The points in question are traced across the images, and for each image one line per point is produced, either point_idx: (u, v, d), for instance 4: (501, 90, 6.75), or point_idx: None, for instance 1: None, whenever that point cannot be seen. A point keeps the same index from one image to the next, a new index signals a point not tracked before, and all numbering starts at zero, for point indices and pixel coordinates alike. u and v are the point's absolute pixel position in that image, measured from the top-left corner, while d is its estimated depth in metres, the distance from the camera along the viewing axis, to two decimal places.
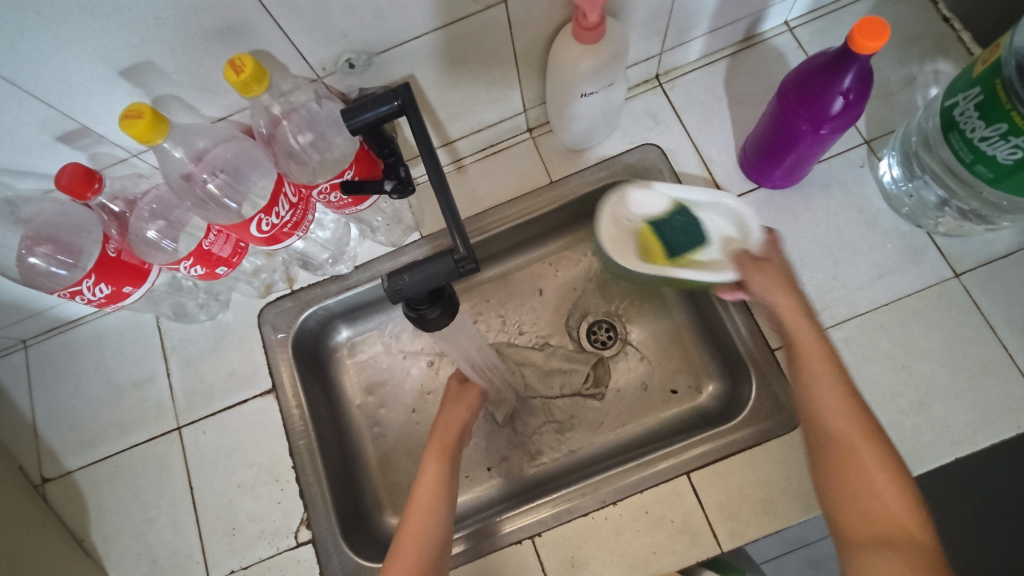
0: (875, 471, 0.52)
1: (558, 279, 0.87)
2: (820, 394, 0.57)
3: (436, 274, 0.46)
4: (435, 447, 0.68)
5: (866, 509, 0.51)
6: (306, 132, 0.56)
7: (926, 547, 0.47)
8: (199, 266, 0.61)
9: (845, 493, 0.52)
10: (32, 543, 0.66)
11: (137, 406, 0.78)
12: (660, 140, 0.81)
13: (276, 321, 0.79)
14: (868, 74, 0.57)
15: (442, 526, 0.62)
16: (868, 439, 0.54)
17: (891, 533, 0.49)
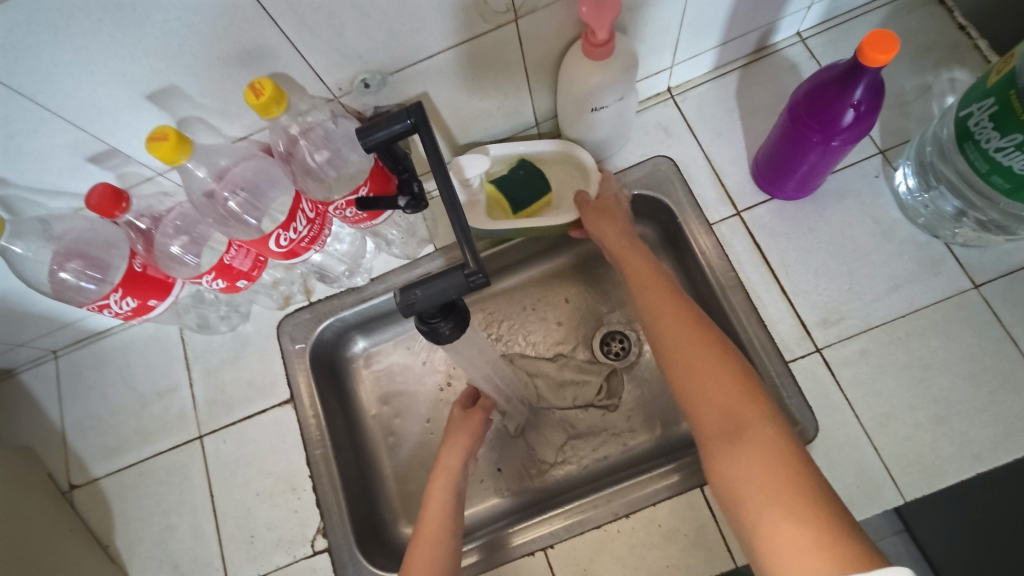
0: (711, 366, 0.54)
1: (571, 290, 0.88)
2: (668, 314, 0.60)
3: (446, 289, 0.47)
4: (440, 480, 0.69)
5: (707, 406, 0.52)
6: (322, 150, 0.58)
7: (763, 428, 0.49)
8: (221, 279, 0.63)
9: (692, 395, 0.53)
10: (59, 548, 0.68)
11: (161, 415, 0.81)
12: (671, 152, 0.81)
13: (293, 333, 0.81)
14: (879, 86, 0.57)
15: (450, 554, 0.62)
16: (699, 340, 0.56)
17: (736, 421, 0.50)
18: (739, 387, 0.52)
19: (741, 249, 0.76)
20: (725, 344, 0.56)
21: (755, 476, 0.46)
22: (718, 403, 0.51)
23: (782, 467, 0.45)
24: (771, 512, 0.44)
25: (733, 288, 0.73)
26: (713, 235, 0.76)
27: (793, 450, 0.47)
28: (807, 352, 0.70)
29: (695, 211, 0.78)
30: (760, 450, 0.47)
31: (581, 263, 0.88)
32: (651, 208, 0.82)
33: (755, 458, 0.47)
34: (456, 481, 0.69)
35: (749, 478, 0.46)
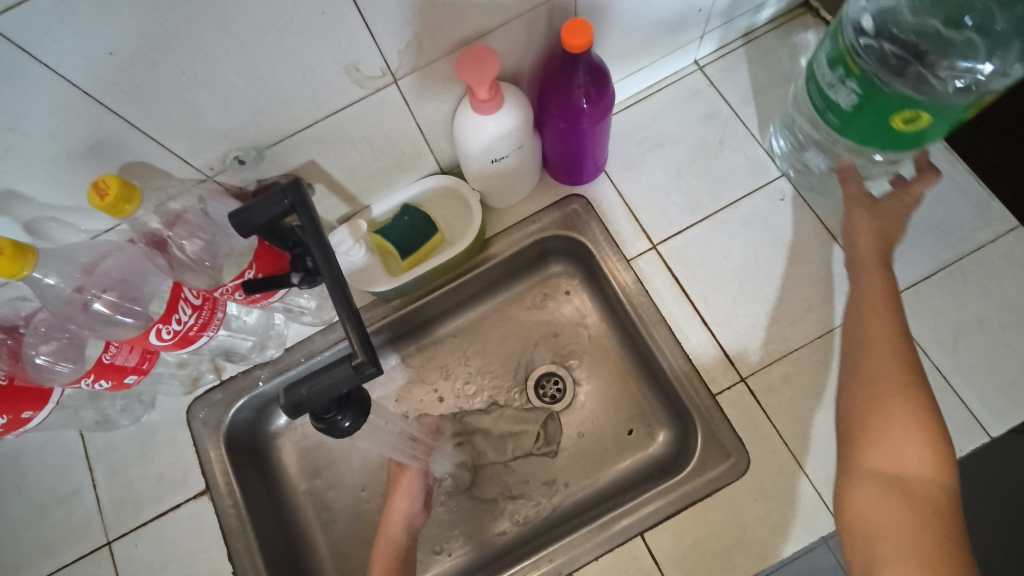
0: (908, 414, 0.50)
1: (502, 335, 0.85)
2: (873, 324, 0.57)
3: (335, 383, 0.44)
4: (382, 548, 0.70)
5: (883, 454, 0.49)
6: (195, 238, 0.54)
7: (932, 498, 0.46)
8: (105, 379, 0.58)
9: (865, 431, 0.51)
10: None
11: (62, 524, 0.73)
12: (583, 190, 0.80)
13: (206, 417, 0.76)
14: (599, 70, 0.62)
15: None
16: (896, 380, 0.52)
17: (907, 477, 0.48)
18: (926, 456, 0.48)
19: (662, 283, 0.75)
20: (932, 400, 0.51)
21: (905, 534, 0.45)
22: (892, 461, 0.49)
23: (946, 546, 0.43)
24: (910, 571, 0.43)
25: (656, 323, 0.74)
26: (632, 270, 0.76)
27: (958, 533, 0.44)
28: (733, 383, 0.70)
29: (612, 248, 0.77)
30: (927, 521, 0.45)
31: (507, 306, 0.86)
32: (570, 247, 0.82)
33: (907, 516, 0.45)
34: (402, 546, 0.71)
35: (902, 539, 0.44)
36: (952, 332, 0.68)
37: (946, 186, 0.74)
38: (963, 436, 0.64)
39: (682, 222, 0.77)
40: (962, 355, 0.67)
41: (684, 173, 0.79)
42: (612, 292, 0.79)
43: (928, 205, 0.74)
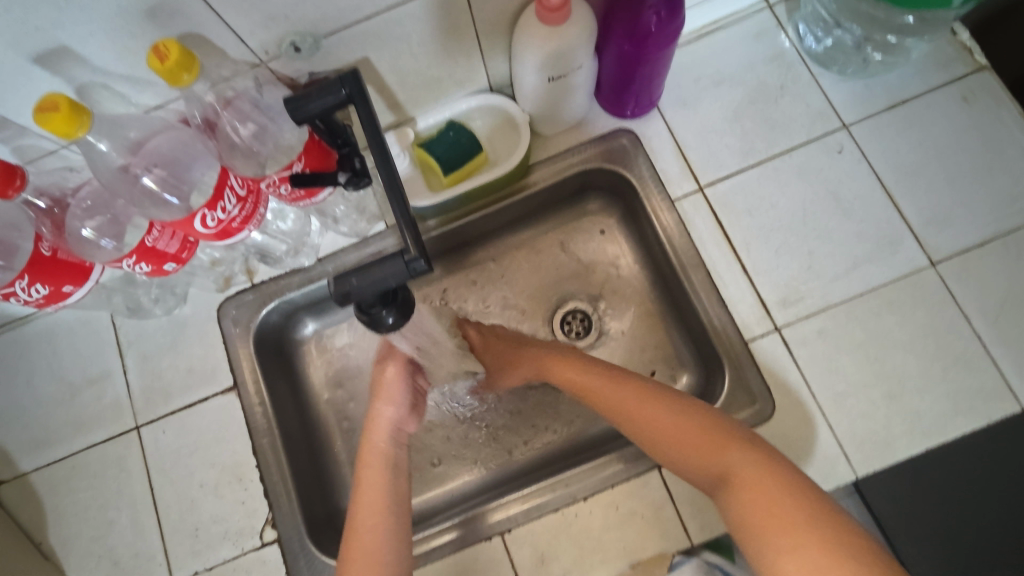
0: (644, 398, 0.58)
1: (530, 267, 0.85)
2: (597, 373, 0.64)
3: (385, 277, 0.44)
4: (373, 461, 0.61)
5: (690, 452, 0.53)
6: (248, 123, 0.53)
7: (747, 466, 0.48)
8: (144, 262, 0.58)
9: (682, 454, 0.53)
10: None
11: (93, 404, 0.75)
12: (632, 124, 0.78)
13: (237, 316, 0.76)
14: None
15: (399, 533, 0.57)
16: (619, 376, 0.62)
17: (722, 465, 0.50)
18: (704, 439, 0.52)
19: (705, 227, 0.74)
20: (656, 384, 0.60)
21: (757, 510, 0.45)
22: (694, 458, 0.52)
23: (796, 507, 0.44)
24: (784, 544, 0.43)
25: (695, 266, 0.73)
26: (675, 211, 0.74)
27: (789, 477, 0.46)
28: (766, 333, 0.69)
29: (657, 186, 0.75)
30: (766, 485, 0.46)
31: (537, 238, 0.85)
32: (612, 183, 0.80)
33: (770, 494, 0.46)
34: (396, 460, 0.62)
35: (768, 515, 0.44)
36: (998, 302, 0.67)
37: (1014, 153, 0.71)
38: (993, 406, 0.64)
39: (732, 166, 0.75)
40: (1005, 326, 0.66)
41: (740, 116, 0.76)
42: (653, 234, 0.77)
43: (991, 171, 0.71)
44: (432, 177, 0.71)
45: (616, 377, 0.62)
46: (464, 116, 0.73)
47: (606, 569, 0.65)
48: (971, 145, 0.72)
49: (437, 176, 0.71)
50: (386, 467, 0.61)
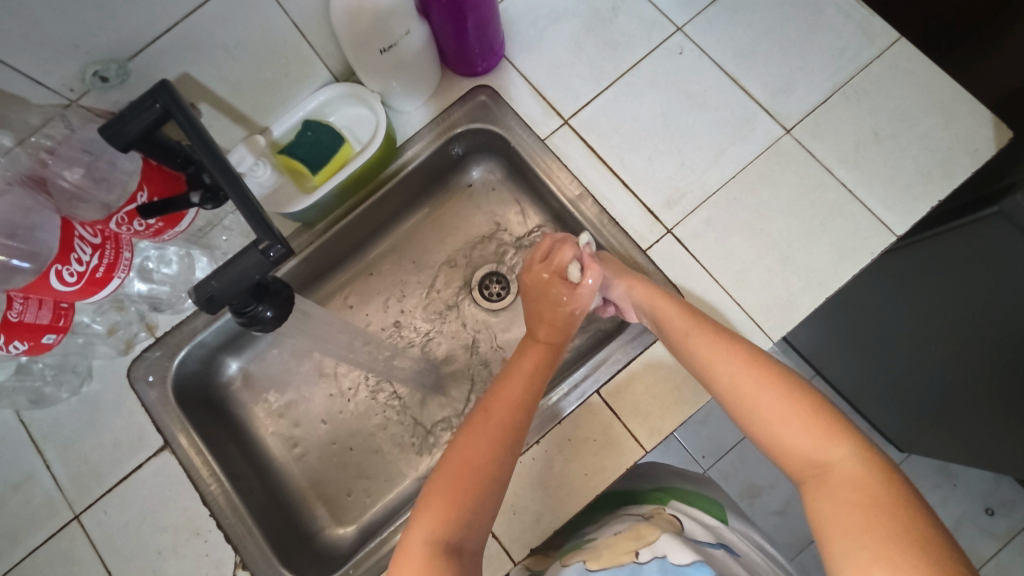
0: (771, 373, 0.56)
1: (437, 245, 0.86)
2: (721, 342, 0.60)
3: (245, 271, 0.44)
4: (534, 352, 0.66)
5: (791, 438, 0.53)
6: (76, 167, 0.54)
7: (848, 466, 0.49)
8: (19, 340, 0.55)
9: (777, 441, 0.54)
10: None
11: (22, 509, 0.71)
12: (485, 80, 0.79)
13: (149, 375, 0.74)
14: None
15: (525, 422, 0.60)
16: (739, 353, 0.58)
17: (824, 464, 0.50)
18: (817, 436, 0.52)
19: (578, 155, 0.76)
20: (782, 366, 0.57)
21: (843, 516, 0.47)
22: (801, 449, 0.52)
23: (892, 516, 0.45)
24: (858, 537, 0.45)
25: (580, 196, 0.75)
26: (548, 149, 0.77)
27: (904, 496, 0.46)
28: (659, 237, 0.72)
29: (525, 132, 0.77)
30: (864, 497, 0.47)
31: (436, 217, 0.87)
32: (487, 141, 0.81)
33: (864, 499, 0.47)
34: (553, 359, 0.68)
35: (857, 521, 0.46)
36: (852, 148, 0.72)
37: (831, 11, 0.76)
38: (873, 241, 0.69)
39: (588, 93, 0.78)
40: (864, 167, 0.71)
41: (582, 45, 0.79)
42: (537, 177, 0.79)
43: (816, 33, 0.76)
44: (303, 182, 0.71)
45: (751, 359, 0.58)
46: (320, 114, 0.72)
47: (575, 500, 0.67)
48: (793, 15, 0.76)
49: (308, 180, 0.71)
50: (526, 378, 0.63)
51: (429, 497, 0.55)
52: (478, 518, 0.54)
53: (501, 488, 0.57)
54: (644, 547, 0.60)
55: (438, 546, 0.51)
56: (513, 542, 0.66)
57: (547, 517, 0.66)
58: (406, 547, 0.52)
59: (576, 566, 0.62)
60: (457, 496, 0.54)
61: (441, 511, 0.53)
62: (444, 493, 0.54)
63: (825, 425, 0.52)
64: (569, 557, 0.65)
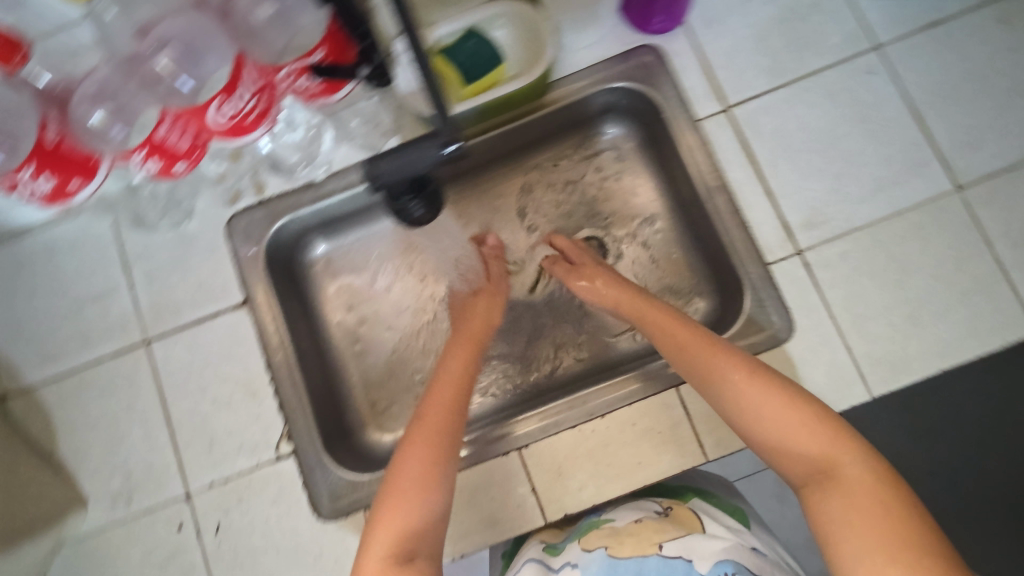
0: (760, 379, 0.54)
1: (545, 197, 0.83)
2: (707, 348, 0.58)
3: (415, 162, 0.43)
4: (461, 354, 0.66)
5: (795, 444, 0.50)
6: (264, 6, 0.57)
7: (857, 471, 0.47)
8: (155, 159, 0.61)
9: (772, 446, 0.52)
10: None
11: (99, 319, 0.74)
12: (656, 40, 0.75)
13: (246, 232, 0.74)
14: None
15: (464, 414, 0.60)
16: (725, 357, 0.56)
17: (823, 466, 0.49)
18: (812, 439, 0.50)
19: (729, 147, 0.72)
20: (765, 368, 0.55)
21: (850, 523, 0.46)
22: (797, 456, 0.50)
23: (897, 522, 0.44)
24: (867, 548, 0.44)
25: (718, 189, 0.71)
26: (699, 131, 0.73)
27: (902, 501, 0.45)
28: (788, 255, 0.68)
29: (682, 107, 0.73)
30: (866, 503, 0.46)
31: (554, 169, 0.83)
32: (635, 103, 0.77)
33: (869, 505, 0.46)
34: (484, 352, 0.69)
35: (867, 527, 0.45)
36: (1020, 228, 0.67)
37: None
38: (1010, 330, 0.65)
39: (760, 86, 0.73)
40: None
41: (769, 34, 0.74)
42: (675, 157, 0.75)
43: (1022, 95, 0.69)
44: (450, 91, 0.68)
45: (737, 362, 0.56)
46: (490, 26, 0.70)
47: (621, 483, 0.66)
48: (1004, 68, 0.70)
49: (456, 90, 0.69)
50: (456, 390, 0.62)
51: (382, 520, 0.52)
52: (437, 528, 0.54)
53: (455, 480, 0.56)
54: (670, 541, 0.58)
55: (402, 564, 0.50)
56: (549, 502, 0.67)
57: (589, 490, 0.67)
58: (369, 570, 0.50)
59: (599, 550, 0.60)
60: (412, 509, 0.53)
61: (393, 530, 0.52)
62: (397, 513, 0.53)
63: (819, 427, 0.50)
64: (588, 539, 0.62)
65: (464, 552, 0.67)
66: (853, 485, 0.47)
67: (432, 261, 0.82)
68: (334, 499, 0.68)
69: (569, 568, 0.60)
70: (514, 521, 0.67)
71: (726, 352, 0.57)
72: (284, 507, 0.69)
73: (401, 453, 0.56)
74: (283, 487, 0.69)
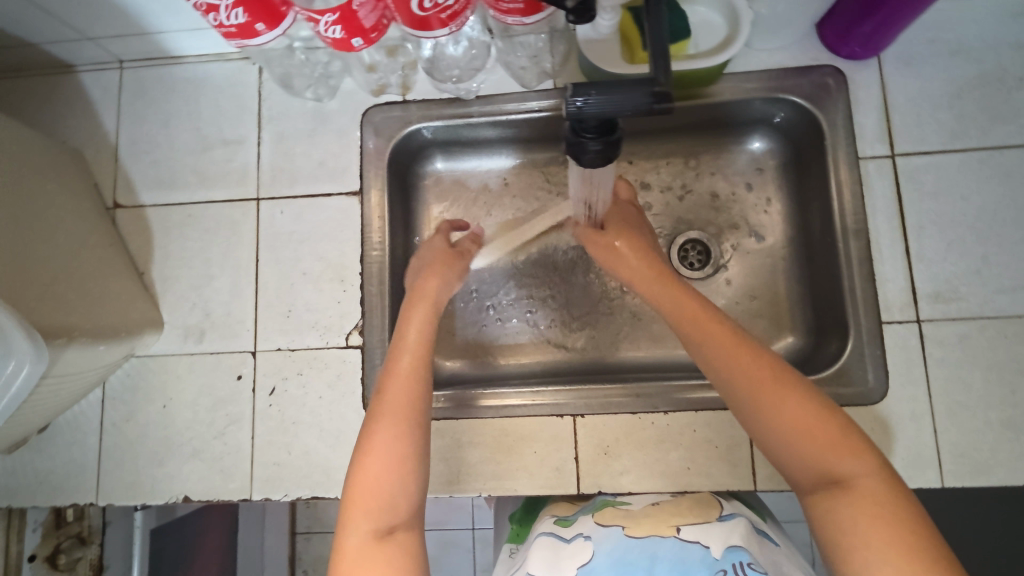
0: (773, 377, 0.49)
1: (653, 187, 0.81)
2: (723, 338, 0.52)
3: (625, 104, 0.42)
4: (421, 308, 0.59)
5: (807, 450, 0.46)
6: None
7: (868, 482, 0.44)
8: (340, 27, 0.56)
9: (783, 447, 0.48)
10: (86, 263, 0.66)
11: (222, 163, 0.76)
12: (842, 65, 0.72)
13: (379, 126, 0.75)
14: None
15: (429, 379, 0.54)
16: (740, 346, 0.51)
17: (833, 473, 0.45)
18: (826, 444, 0.46)
19: (880, 194, 0.69)
20: (781, 361, 0.51)
21: (861, 535, 0.42)
22: (807, 461, 0.46)
23: (913, 539, 0.41)
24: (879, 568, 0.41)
25: (855, 232, 0.68)
26: (856, 169, 0.70)
27: (915, 516, 0.42)
28: (906, 320, 0.66)
29: (847, 139, 0.70)
30: (877, 515, 0.43)
31: (652, 159, 0.82)
32: (795, 123, 0.74)
33: (882, 519, 0.42)
34: (440, 308, 0.61)
35: (878, 543, 0.42)
36: None
37: None
38: None
39: (934, 144, 0.69)
40: None
41: (962, 95, 0.70)
42: (818, 187, 0.73)
43: None
44: (625, 53, 0.66)
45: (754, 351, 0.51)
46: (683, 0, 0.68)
47: (662, 481, 0.66)
48: None
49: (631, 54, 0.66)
50: (412, 352, 0.55)
51: (351, 498, 0.48)
52: (414, 496, 0.49)
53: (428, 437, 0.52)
54: (687, 527, 0.53)
55: (382, 537, 0.47)
56: (587, 475, 0.67)
57: (629, 477, 0.67)
58: (347, 548, 0.46)
59: (615, 529, 0.55)
60: (386, 491, 0.48)
61: (366, 507, 0.47)
62: (368, 483, 0.48)
63: (834, 432, 0.46)
64: (603, 517, 0.59)
65: (492, 491, 0.68)
66: (867, 499, 0.43)
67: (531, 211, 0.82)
68: None
69: (581, 539, 0.56)
70: (547, 482, 0.67)
71: (742, 341, 0.52)
72: (338, 392, 0.71)
73: (372, 426, 0.51)
74: (342, 373, 0.71)
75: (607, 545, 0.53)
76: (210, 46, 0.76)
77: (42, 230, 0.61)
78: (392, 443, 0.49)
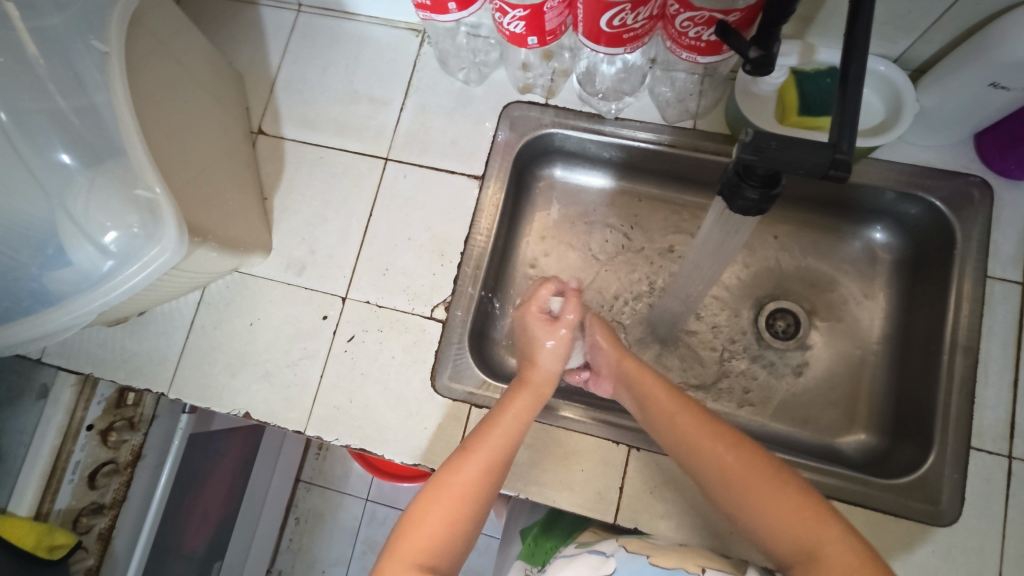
0: (751, 460, 0.51)
1: (759, 249, 0.81)
2: (696, 425, 0.54)
3: (801, 162, 0.43)
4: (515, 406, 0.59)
5: (779, 525, 0.48)
6: None
7: (841, 550, 0.45)
8: (524, 24, 0.59)
9: (761, 523, 0.49)
10: (226, 177, 0.71)
11: (363, 118, 0.81)
12: (992, 181, 0.70)
13: (516, 121, 0.78)
14: None
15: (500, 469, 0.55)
16: (715, 432, 0.53)
17: (808, 542, 0.46)
18: (801, 517, 0.47)
19: (1000, 318, 0.67)
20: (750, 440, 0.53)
21: None
22: (782, 534, 0.48)
23: None
24: None
25: (965, 349, 0.66)
26: (982, 286, 0.68)
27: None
28: (996, 452, 0.64)
29: (978, 252, 0.68)
30: None
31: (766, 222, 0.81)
32: (924, 224, 0.73)
33: None
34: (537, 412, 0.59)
35: None
36: None
37: None
38: None
39: None
40: None
41: None
42: (932, 293, 0.71)
43: None
44: (776, 111, 0.66)
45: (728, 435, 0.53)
46: None
47: (701, 537, 0.65)
48: None
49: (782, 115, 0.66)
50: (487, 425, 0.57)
51: (398, 534, 0.50)
52: (453, 545, 0.50)
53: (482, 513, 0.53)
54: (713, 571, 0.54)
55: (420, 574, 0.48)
56: (626, 509, 0.67)
57: (667, 523, 0.66)
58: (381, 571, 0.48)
59: (640, 557, 0.57)
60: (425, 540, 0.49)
61: (407, 547, 0.49)
62: (418, 529, 0.50)
63: (806, 506, 0.48)
64: (631, 543, 0.60)
65: (530, 495, 0.68)
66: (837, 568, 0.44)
67: (633, 239, 0.82)
68: (453, 380, 0.72)
69: (603, 557, 0.58)
70: (586, 503, 0.68)
71: (709, 423, 0.54)
72: (411, 357, 0.73)
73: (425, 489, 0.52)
74: (420, 341, 0.74)
75: (628, 567, 0.56)
76: (385, 11, 0.81)
77: (198, 135, 0.67)
78: (442, 520, 0.50)
